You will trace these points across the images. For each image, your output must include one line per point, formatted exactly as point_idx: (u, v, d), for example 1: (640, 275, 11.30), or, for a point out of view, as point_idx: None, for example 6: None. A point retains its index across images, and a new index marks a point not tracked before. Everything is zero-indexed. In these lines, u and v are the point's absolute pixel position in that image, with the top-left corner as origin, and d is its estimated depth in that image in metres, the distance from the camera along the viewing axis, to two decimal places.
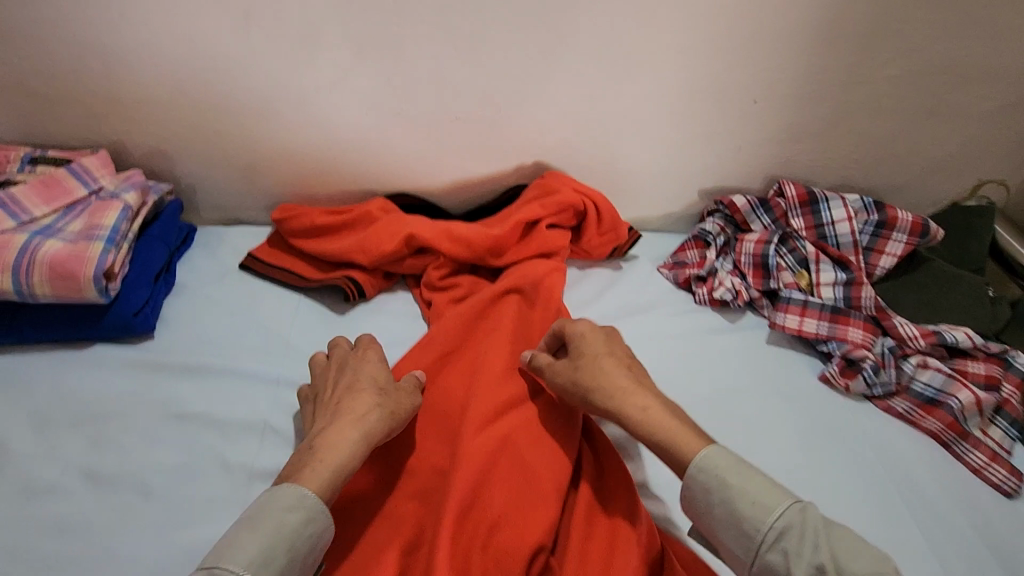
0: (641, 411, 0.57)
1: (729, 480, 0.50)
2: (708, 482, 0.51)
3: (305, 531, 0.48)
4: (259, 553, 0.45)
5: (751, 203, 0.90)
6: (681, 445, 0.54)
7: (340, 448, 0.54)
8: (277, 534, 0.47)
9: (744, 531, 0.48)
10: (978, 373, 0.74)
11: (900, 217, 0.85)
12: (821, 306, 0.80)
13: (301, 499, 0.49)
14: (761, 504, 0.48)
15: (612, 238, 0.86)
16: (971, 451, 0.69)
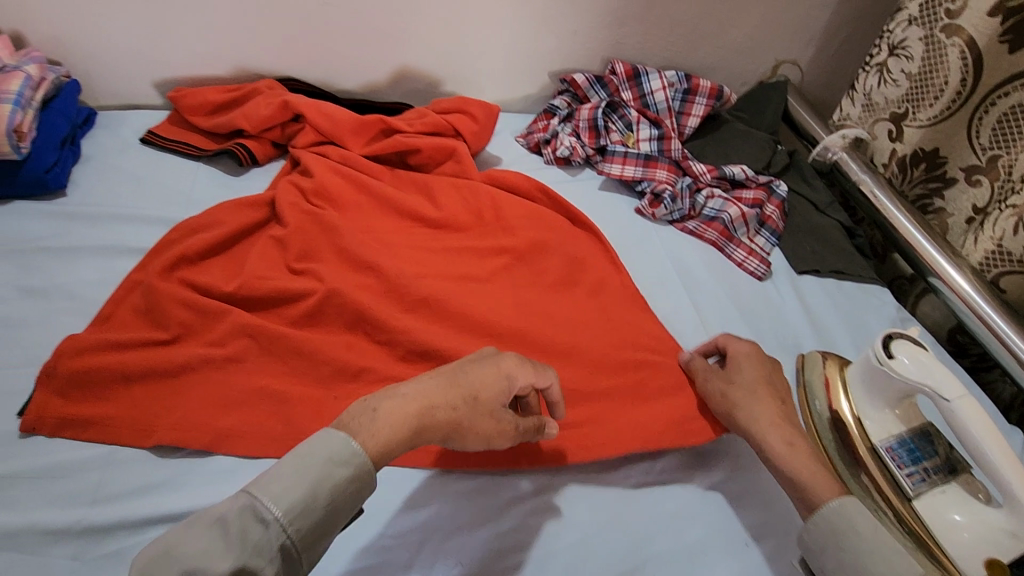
0: (782, 447, 0.62)
1: (862, 526, 0.56)
2: (841, 528, 0.56)
3: (350, 486, 0.45)
4: (302, 501, 0.43)
5: (590, 80, 1.08)
6: (813, 486, 0.59)
7: (421, 413, 0.51)
8: (319, 484, 0.44)
9: (852, 557, 0.54)
10: (749, 197, 0.97)
11: (701, 85, 1.06)
12: (637, 156, 1.00)
13: (352, 456, 0.46)
14: (863, 524, 0.56)
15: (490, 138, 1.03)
16: (736, 251, 0.92)
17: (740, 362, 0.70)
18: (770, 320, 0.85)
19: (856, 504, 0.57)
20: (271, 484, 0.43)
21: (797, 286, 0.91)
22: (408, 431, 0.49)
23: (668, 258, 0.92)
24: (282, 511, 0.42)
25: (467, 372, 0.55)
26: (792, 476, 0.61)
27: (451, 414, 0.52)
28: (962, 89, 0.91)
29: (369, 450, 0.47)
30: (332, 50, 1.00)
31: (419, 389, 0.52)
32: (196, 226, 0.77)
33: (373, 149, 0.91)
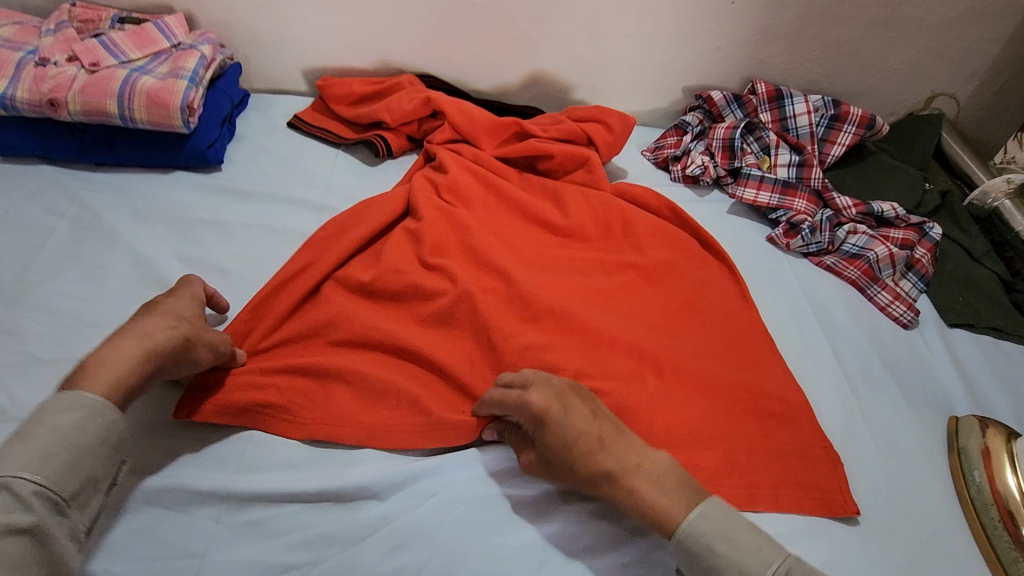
0: (632, 488, 0.53)
1: (720, 545, 0.49)
2: (695, 546, 0.50)
3: (88, 426, 0.50)
4: (64, 465, 0.48)
5: (727, 98, 1.04)
6: (671, 504, 0.52)
7: (143, 345, 0.56)
8: (60, 438, 0.49)
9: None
10: (898, 237, 0.89)
11: (851, 111, 0.99)
12: (774, 182, 0.95)
13: (78, 402, 0.51)
14: (752, 562, 0.48)
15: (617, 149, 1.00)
16: (880, 294, 0.86)
17: (547, 407, 0.57)
18: (918, 375, 0.78)
19: (743, 537, 0.50)
20: (14, 453, 0.48)
21: (947, 339, 0.83)
22: (134, 369, 0.55)
23: (803, 294, 0.86)
24: (28, 470, 0.47)
25: (125, 336, 0.57)
26: (640, 512, 0.53)
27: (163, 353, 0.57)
28: None
29: (107, 398, 0.52)
30: (472, 51, 1.01)
31: (118, 338, 0.57)
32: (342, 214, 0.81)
33: (506, 152, 0.90)
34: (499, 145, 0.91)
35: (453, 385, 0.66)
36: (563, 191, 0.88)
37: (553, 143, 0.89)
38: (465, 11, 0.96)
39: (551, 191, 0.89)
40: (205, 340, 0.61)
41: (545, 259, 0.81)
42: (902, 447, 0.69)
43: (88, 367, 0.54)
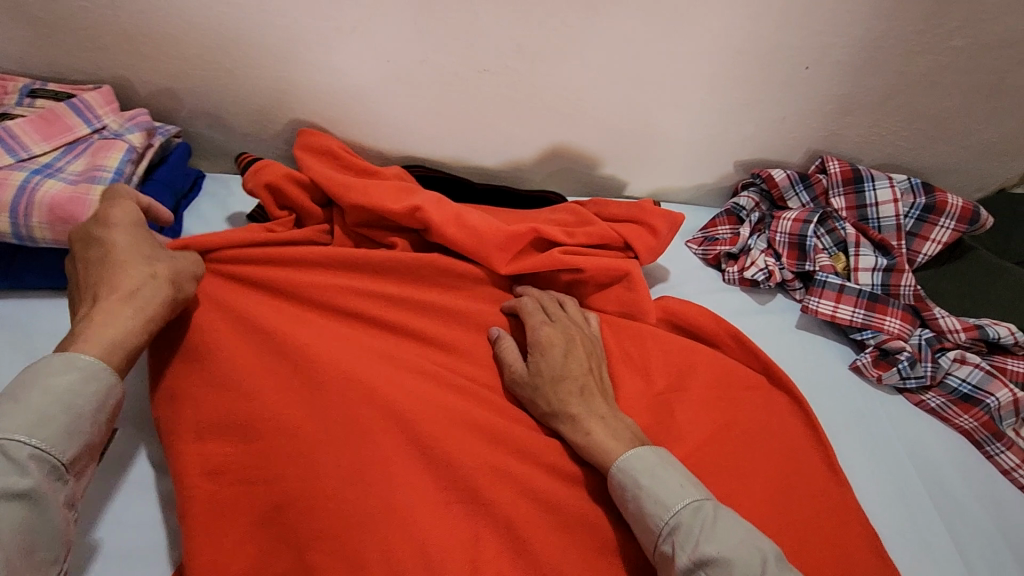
0: (582, 436, 0.58)
1: (644, 480, 0.54)
2: (625, 480, 0.55)
3: (86, 389, 0.47)
4: (61, 429, 0.45)
5: (791, 178, 0.85)
6: (604, 444, 0.57)
7: (123, 308, 0.52)
8: (71, 400, 0.46)
9: (646, 519, 0.53)
10: (1017, 372, 0.71)
11: (950, 201, 0.79)
12: (858, 293, 0.76)
13: (71, 362, 0.48)
14: (668, 496, 0.53)
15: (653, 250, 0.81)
16: (1004, 453, 0.67)
17: (550, 340, 0.63)
18: None
19: (669, 477, 0.54)
20: (15, 414, 0.44)
21: None
22: (142, 322, 0.53)
23: (906, 453, 0.67)
24: (31, 436, 0.44)
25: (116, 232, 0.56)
26: (588, 452, 0.58)
27: (163, 293, 0.55)
28: None
29: (106, 360, 0.50)
30: (481, 123, 0.82)
31: (104, 286, 0.53)
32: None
33: (525, 267, 0.70)
34: (512, 257, 0.71)
35: None
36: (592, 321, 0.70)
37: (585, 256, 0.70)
38: (473, 78, 0.76)
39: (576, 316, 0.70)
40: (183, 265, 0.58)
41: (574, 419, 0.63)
42: None
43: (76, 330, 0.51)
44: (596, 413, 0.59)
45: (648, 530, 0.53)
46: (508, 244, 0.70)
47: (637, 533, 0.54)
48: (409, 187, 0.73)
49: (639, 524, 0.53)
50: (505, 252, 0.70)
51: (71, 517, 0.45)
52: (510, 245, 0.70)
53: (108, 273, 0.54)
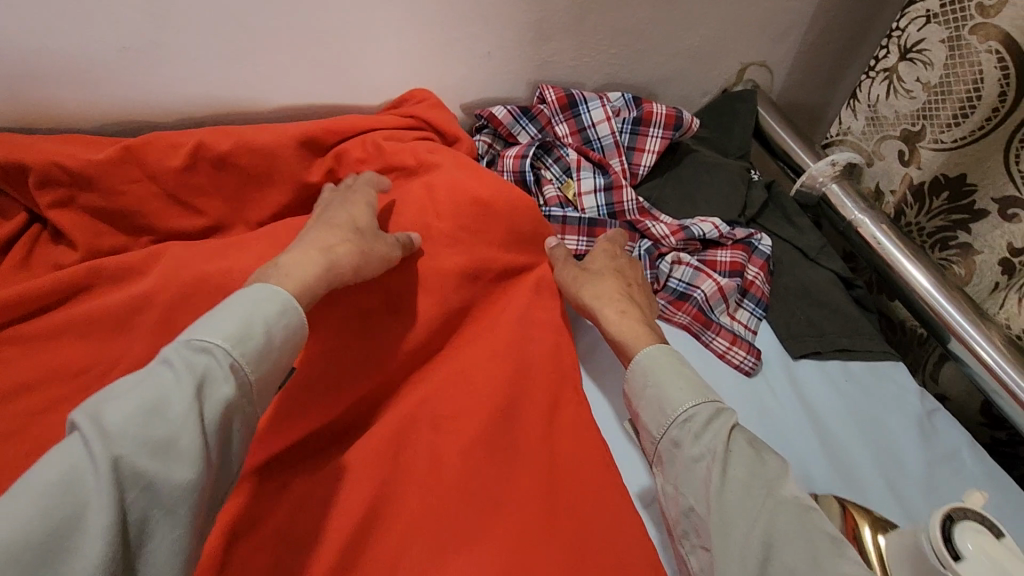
0: (614, 324, 0.66)
1: (663, 377, 0.59)
2: (643, 374, 0.60)
3: (280, 321, 0.50)
4: (238, 330, 0.47)
5: (513, 114, 0.84)
6: (631, 343, 0.63)
7: (314, 250, 0.58)
8: (250, 319, 0.49)
9: (663, 409, 0.58)
10: (725, 261, 0.75)
11: (654, 111, 0.83)
12: (579, 219, 0.78)
13: (276, 296, 0.51)
14: (679, 395, 0.57)
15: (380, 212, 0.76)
16: (716, 339, 0.71)
17: (602, 249, 0.73)
18: (767, 442, 0.65)
19: (686, 381, 0.58)
20: (214, 323, 0.47)
21: (793, 379, 0.71)
22: (320, 263, 0.57)
23: None
24: (221, 337, 0.47)
25: (340, 209, 0.65)
26: (621, 340, 0.64)
27: (353, 243, 0.60)
28: (999, 105, 0.70)
29: (297, 301, 0.53)
30: (155, 109, 0.73)
31: (306, 237, 0.61)
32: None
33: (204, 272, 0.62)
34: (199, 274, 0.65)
35: None
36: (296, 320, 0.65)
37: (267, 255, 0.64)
38: (116, 60, 0.67)
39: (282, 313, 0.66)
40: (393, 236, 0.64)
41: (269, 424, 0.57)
42: None
43: (270, 264, 0.57)
44: (635, 318, 0.66)
45: (659, 416, 0.58)
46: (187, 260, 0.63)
47: (645, 418, 0.59)
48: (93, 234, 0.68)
49: (649, 415, 0.59)
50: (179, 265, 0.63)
51: (248, 434, 0.48)
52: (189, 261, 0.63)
53: (325, 216, 0.64)
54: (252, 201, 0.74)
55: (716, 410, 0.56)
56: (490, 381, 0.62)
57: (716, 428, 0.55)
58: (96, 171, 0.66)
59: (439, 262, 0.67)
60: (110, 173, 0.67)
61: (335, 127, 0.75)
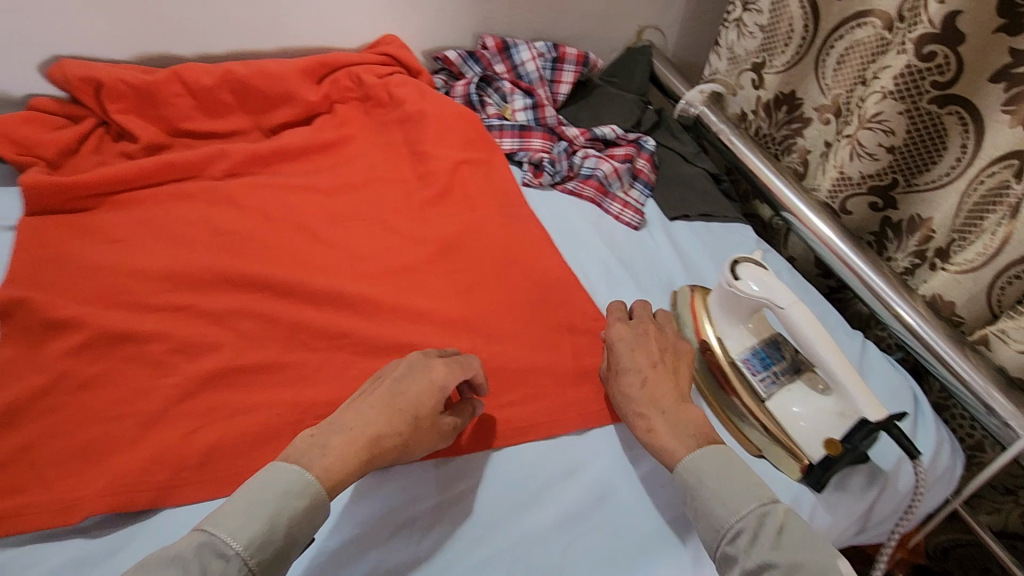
0: (645, 433, 0.66)
1: (709, 481, 0.60)
2: (690, 481, 0.61)
3: (305, 515, 0.53)
4: (258, 534, 0.50)
5: (462, 56, 1.10)
6: (660, 452, 0.64)
7: (364, 443, 0.58)
8: (274, 516, 0.51)
9: (713, 521, 0.58)
10: (620, 154, 1.03)
11: (568, 52, 1.11)
12: (513, 127, 1.04)
13: (304, 488, 0.54)
14: (729, 504, 0.58)
15: (364, 121, 1.01)
16: (613, 205, 0.98)
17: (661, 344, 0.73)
18: (648, 266, 0.92)
19: (735, 485, 0.59)
20: (223, 518, 0.51)
21: (668, 232, 0.98)
22: (364, 452, 0.58)
23: (551, 222, 0.96)
24: (240, 544, 0.49)
25: (384, 376, 0.64)
26: (651, 445, 0.65)
27: (400, 428, 0.60)
28: (806, 34, 1.00)
29: (320, 479, 0.55)
30: (189, 43, 0.96)
31: (351, 413, 0.60)
32: (70, 241, 0.76)
33: (250, 163, 0.90)
34: (237, 161, 0.90)
35: (214, 374, 0.65)
36: (311, 192, 0.90)
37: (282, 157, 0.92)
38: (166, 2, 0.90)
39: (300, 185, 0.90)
40: (467, 405, 0.67)
41: (298, 244, 0.82)
42: None
43: (322, 432, 0.58)
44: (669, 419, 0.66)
45: (714, 527, 0.58)
46: (233, 153, 0.89)
47: (702, 528, 0.59)
48: (150, 135, 0.89)
49: (705, 524, 0.59)
50: (228, 156, 0.89)
51: None
52: (236, 152, 0.89)
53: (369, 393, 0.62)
54: (269, 113, 0.97)
55: (761, 508, 0.57)
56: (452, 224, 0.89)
57: (764, 531, 0.55)
58: (151, 85, 0.88)
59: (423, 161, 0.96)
60: (161, 87, 0.89)
61: (328, 60, 0.99)
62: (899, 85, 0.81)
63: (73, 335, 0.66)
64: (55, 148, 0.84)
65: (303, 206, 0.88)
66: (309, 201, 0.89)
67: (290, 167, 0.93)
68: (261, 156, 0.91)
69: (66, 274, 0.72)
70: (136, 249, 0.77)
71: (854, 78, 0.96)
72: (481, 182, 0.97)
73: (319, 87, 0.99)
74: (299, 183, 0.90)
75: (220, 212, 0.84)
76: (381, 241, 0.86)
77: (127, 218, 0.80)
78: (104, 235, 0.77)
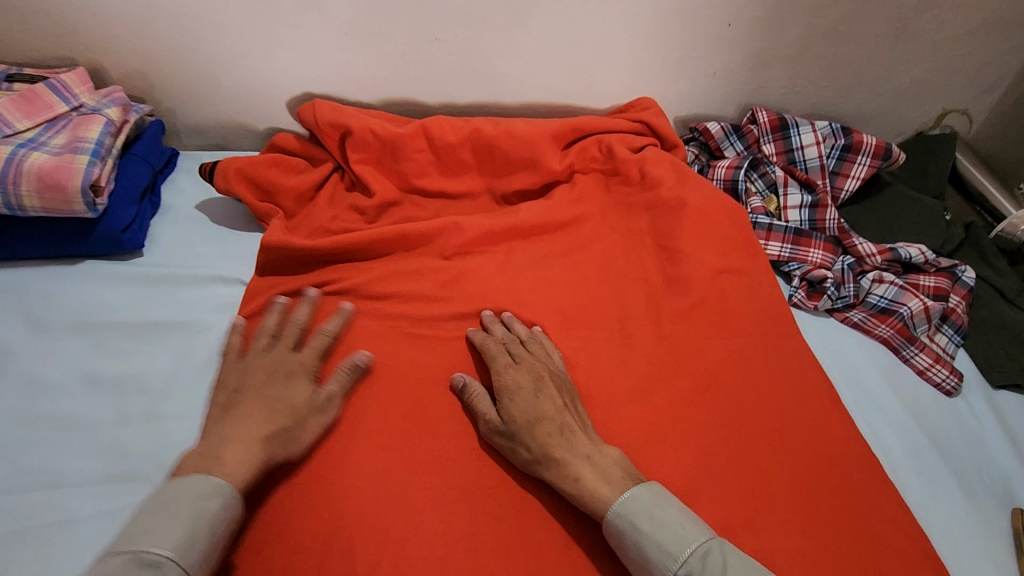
0: (572, 483, 0.55)
1: (643, 525, 0.52)
2: (623, 525, 0.52)
3: None
4: (185, 536, 0.47)
5: (725, 130, 0.92)
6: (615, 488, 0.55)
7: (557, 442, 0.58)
8: None
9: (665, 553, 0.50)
10: (928, 285, 0.80)
11: (865, 141, 0.89)
12: (785, 229, 0.84)
13: None
14: (671, 542, 0.50)
15: (606, 197, 0.87)
16: (917, 356, 0.75)
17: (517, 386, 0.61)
18: (973, 460, 0.67)
19: (671, 516, 0.52)
20: None
21: (994, 406, 0.73)
22: (264, 440, 0.55)
23: (833, 366, 0.75)
24: (170, 549, 0.46)
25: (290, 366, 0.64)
26: (580, 499, 0.55)
27: (275, 419, 0.57)
28: None
29: (232, 479, 0.52)
30: (436, 90, 0.88)
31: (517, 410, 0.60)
32: (299, 310, 0.69)
33: (482, 237, 0.80)
34: (470, 234, 0.79)
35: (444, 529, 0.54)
36: (544, 283, 0.77)
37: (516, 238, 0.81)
38: (427, 48, 0.82)
39: (532, 272, 0.78)
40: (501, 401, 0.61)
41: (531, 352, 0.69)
42: (967, 557, 0.59)
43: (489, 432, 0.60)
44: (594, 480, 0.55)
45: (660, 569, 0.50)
46: (468, 226, 0.79)
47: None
48: (387, 192, 0.82)
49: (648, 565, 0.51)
50: (462, 228, 0.79)
51: None
52: (470, 225, 0.79)
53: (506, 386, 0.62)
54: (505, 177, 0.86)
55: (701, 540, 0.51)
56: (711, 354, 0.72)
57: None
58: (397, 139, 0.80)
59: (672, 264, 0.80)
60: (406, 142, 0.81)
61: (580, 124, 0.86)
62: None
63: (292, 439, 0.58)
64: (294, 197, 0.78)
65: (537, 301, 0.75)
66: (543, 295, 0.76)
67: (523, 247, 0.81)
68: (495, 231, 0.80)
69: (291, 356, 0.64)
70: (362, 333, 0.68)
71: None
72: (746, 299, 0.78)
73: (564, 154, 0.87)
74: (535, 271, 0.78)
75: (447, 295, 0.74)
76: (623, 361, 0.71)
77: (354, 292, 0.72)
78: (332, 310, 0.69)
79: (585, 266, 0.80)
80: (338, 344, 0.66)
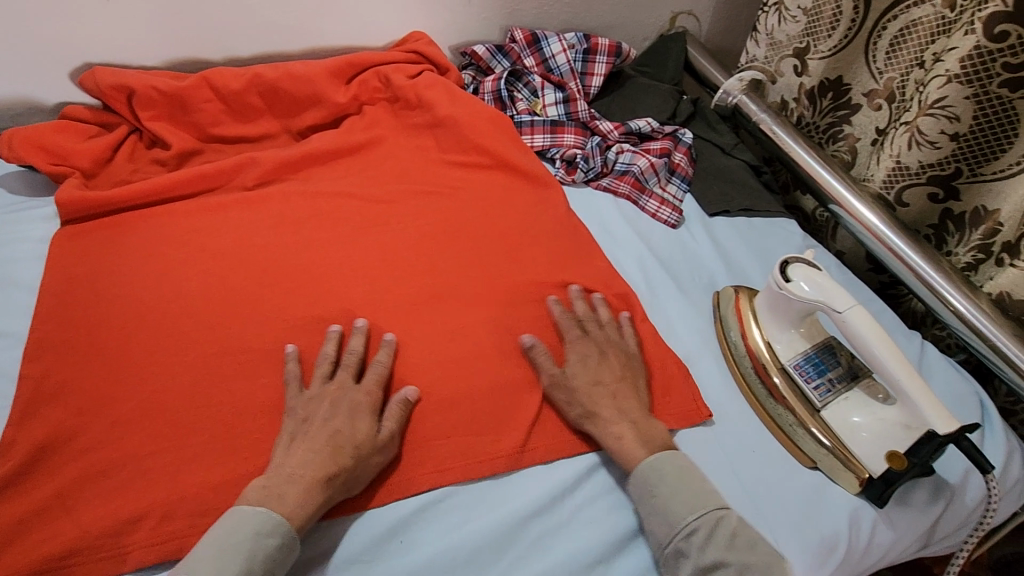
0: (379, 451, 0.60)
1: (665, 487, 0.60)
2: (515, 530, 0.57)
3: None
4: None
5: (490, 50, 1.07)
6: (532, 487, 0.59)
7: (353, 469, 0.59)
8: None
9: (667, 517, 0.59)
10: (656, 148, 0.99)
11: (600, 44, 1.08)
12: (544, 122, 1.01)
13: None
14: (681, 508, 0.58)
15: (393, 120, 0.99)
16: (649, 202, 0.95)
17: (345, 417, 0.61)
18: (688, 267, 0.88)
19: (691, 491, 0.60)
20: None
21: (708, 228, 0.94)
22: (324, 491, 0.56)
23: (586, 221, 0.93)
24: None
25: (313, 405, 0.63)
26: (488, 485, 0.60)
27: (344, 458, 0.58)
28: (855, 16, 0.95)
29: (290, 517, 0.54)
30: (217, 46, 0.95)
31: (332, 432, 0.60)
32: (106, 250, 0.76)
33: (280, 166, 0.90)
34: (268, 166, 0.89)
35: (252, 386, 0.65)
36: (340, 194, 0.88)
37: (313, 163, 0.92)
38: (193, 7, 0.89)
39: (329, 187, 0.89)
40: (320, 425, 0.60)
41: (329, 248, 0.81)
42: (676, 330, 0.79)
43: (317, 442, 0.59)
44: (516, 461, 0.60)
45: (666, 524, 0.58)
46: (264, 159, 0.89)
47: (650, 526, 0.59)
48: (183, 142, 0.89)
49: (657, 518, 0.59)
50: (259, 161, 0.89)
51: None
52: (266, 158, 0.89)
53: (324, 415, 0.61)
54: (297, 115, 0.96)
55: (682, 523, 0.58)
56: (485, 226, 0.87)
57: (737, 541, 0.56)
58: (180, 92, 0.87)
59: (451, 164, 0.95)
60: (190, 93, 0.88)
61: (356, 59, 0.97)
62: (964, 68, 0.78)
63: (109, 348, 0.67)
64: (91, 158, 0.84)
65: (334, 209, 0.86)
66: (340, 204, 0.87)
67: (320, 170, 0.92)
68: (291, 160, 0.90)
69: (101, 286, 0.72)
70: (170, 258, 0.76)
71: (912, 61, 0.91)
72: (513, 184, 0.94)
73: (347, 87, 0.98)
74: (332, 187, 0.89)
75: (250, 216, 0.83)
76: (412, 242, 0.84)
77: (159, 227, 0.80)
78: (138, 245, 0.77)
79: (377, 177, 0.92)
80: (147, 270, 0.75)
